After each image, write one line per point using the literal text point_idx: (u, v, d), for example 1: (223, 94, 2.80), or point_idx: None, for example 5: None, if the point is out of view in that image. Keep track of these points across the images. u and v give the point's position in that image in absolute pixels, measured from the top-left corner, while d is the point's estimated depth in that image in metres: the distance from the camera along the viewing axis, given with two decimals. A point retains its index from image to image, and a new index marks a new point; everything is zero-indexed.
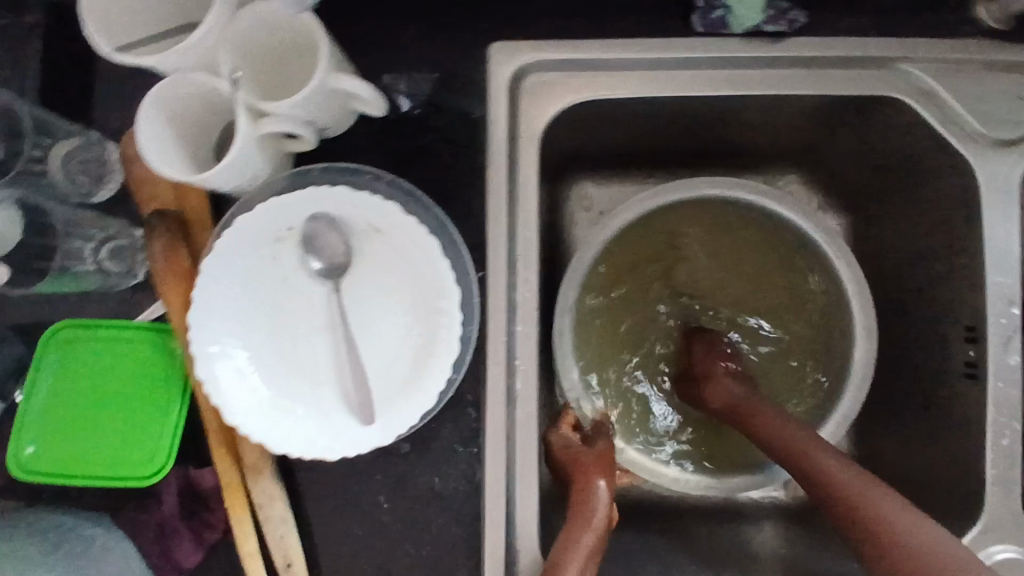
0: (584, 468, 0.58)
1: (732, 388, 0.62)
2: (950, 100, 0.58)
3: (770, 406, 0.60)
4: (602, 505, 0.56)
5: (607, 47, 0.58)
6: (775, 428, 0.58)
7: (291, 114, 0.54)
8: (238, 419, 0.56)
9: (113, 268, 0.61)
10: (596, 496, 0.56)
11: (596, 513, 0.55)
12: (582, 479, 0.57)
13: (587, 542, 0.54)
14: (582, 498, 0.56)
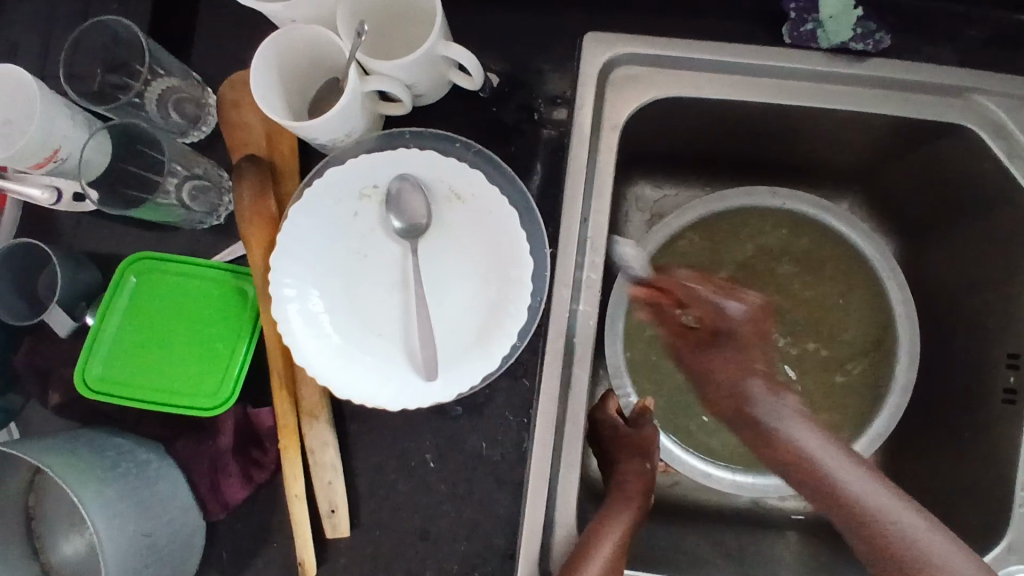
0: (630, 450, 0.62)
1: (758, 391, 0.51)
2: (1022, 136, 0.59)
3: (794, 418, 0.50)
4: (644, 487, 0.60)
5: (693, 48, 0.61)
6: (786, 443, 0.49)
7: (394, 73, 0.55)
8: (306, 359, 0.56)
9: (195, 206, 0.63)
10: (640, 478, 0.60)
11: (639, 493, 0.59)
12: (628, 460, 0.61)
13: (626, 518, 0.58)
14: (627, 478, 0.60)
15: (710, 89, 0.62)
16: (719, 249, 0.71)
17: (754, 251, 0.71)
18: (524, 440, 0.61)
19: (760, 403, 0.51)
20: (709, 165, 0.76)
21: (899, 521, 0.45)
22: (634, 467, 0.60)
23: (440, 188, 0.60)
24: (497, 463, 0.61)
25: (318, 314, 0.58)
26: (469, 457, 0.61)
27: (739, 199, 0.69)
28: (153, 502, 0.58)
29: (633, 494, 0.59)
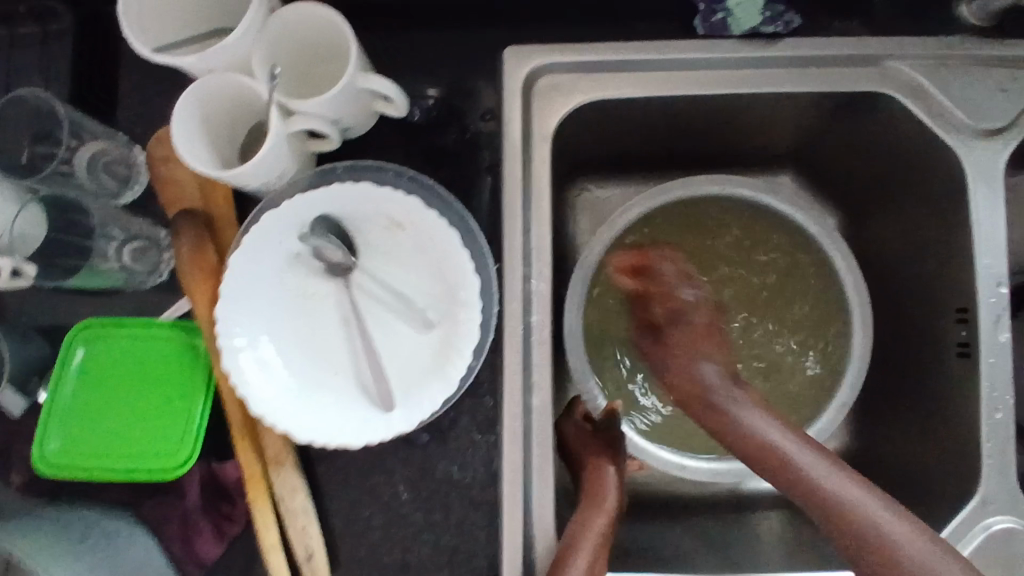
0: (595, 455, 0.64)
1: (712, 378, 0.54)
2: (939, 97, 0.61)
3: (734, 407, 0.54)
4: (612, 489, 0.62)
5: (612, 49, 0.62)
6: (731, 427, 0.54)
7: (320, 111, 0.55)
8: (264, 408, 0.56)
9: (136, 267, 0.63)
10: (607, 480, 0.62)
11: (608, 496, 0.61)
12: (594, 464, 0.63)
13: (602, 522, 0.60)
14: (595, 481, 0.63)
15: (634, 89, 0.63)
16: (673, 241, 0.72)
17: (708, 240, 0.73)
18: (494, 458, 0.61)
19: (721, 395, 0.54)
20: (648, 161, 0.77)
21: (830, 488, 0.51)
22: (601, 471, 0.63)
23: (380, 221, 0.59)
24: (470, 485, 0.61)
25: (270, 363, 0.58)
26: (441, 482, 0.61)
27: (666, 192, 0.69)
28: (128, 567, 0.57)
29: (603, 498, 0.61)
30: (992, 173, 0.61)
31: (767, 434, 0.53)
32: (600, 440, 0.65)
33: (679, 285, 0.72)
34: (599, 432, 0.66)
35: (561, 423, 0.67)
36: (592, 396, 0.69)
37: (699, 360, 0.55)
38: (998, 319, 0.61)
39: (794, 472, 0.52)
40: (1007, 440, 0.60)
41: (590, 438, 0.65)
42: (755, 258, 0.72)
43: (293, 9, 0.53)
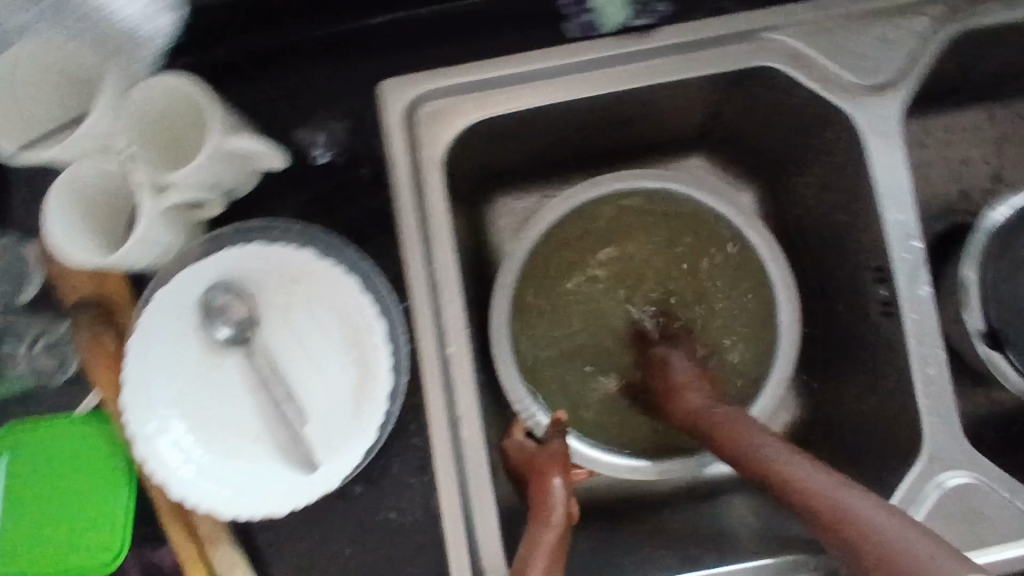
0: (541, 471, 0.62)
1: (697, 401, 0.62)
2: (822, 61, 0.60)
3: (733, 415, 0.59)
4: (558, 504, 0.59)
5: (486, 65, 0.60)
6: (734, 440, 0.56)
7: (193, 180, 0.52)
8: (186, 490, 0.56)
9: (46, 364, 0.61)
10: (552, 495, 0.59)
11: (554, 511, 0.58)
12: (539, 480, 0.61)
13: (549, 540, 0.57)
14: (540, 497, 0.60)
15: (516, 103, 0.61)
16: (589, 253, 0.72)
17: (623, 245, 0.73)
18: (431, 499, 0.61)
19: (704, 408, 0.61)
20: (558, 166, 0.76)
21: (794, 471, 0.49)
22: (546, 486, 0.60)
23: (274, 277, 0.59)
24: (411, 529, 0.61)
25: (189, 439, 0.57)
26: (382, 531, 0.61)
27: (583, 194, 0.68)
28: None
29: (548, 514, 0.58)
30: (885, 128, 0.60)
31: (744, 425, 0.57)
32: (543, 455, 0.63)
33: (600, 294, 0.73)
34: (545, 447, 0.64)
35: (506, 444, 0.66)
36: (531, 413, 0.68)
37: (688, 391, 0.63)
38: (916, 271, 0.60)
39: (760, 452, 0.53)
40: (943, 394, 0.59)
41: (534, 455, 0.63)
42: (670, 257, 0.73)
43: (150, 84, 0.51)
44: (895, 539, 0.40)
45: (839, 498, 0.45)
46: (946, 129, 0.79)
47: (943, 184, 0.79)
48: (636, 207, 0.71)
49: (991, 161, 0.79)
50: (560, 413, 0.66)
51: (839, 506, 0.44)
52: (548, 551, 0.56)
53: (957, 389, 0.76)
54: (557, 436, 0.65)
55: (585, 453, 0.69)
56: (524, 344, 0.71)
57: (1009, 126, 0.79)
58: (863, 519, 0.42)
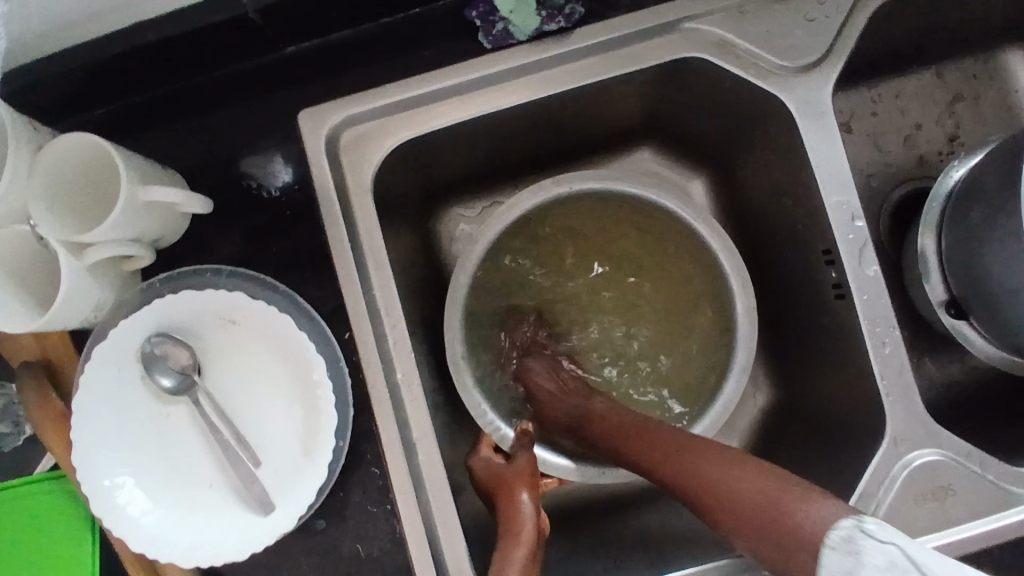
0: (509, 487, 0.60)
1: (571, 401, 0.64)
2: (746, 45, 0.59)
3: (603, 407, 0.63)
4: (528, 518, 0.57)
5: (405, 85, 0.59)
6: (597, 420, 0.62)
7: (113, 236, 0.53)
8: (144, 542, 0.55)
9: (6, 428, 0.62)
10: (522, 510, 0.57)
11: (524, 526, 0.56)
12: (507, 496, 0.59)
13: (521, 556, 0.54)
14: (510, 514, 0.57)
15: (441, 118, 0.61)
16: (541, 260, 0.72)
17: (574, 249, 0.72)
18: (395, 526, 0.60)
19: (591, 411, 0.63)
20: (503, 175, 0.74)
21: (649, 439, 0.58)
22: (515, 502, 0.58)
23: (212, 319, 0.59)
24: (380, 557, 0.60)
25: (144, 490, 0.57)
26: (349, 562, 0.61)
27: (529, 201, 0.67)
28: None
29: (519, 529, 0.56)
30: (820, 109, 0.59)
31: (646, 428, 0.59)
32: (509, 471, 0.61)
33: (555, 301, 0.72)
34: (511, 465, 0.62)
35: (472, 463, 0.64)
36: (495, 426, 0.67)
37: (563, 399, 0.64)
38: (862, 251, 0.58)
39: (650, 435, 0.58)
40: (902, 373, 0.58)
41: (502, 472, 0.61)
42: (624, 257, 0.72)
43: (65, 141, 0.51)
44: (757, 493, 0.50)
45: (701, 462, 0.54)
46: (896, 95, 0.78)
47: (898, 152, 0.78)
48: (584, 210, 0.71)
49: (946, 123, 0.78)
50: (526, 425, 0.67)
51: (697, 470, 0.54)
52: (520, 567, 0.53)
53: (929, 359, 0.75)
54: (524, 452, 0.63)
55: (551, 461, 0.67)
56: (483, 362, 0.69)
57: (959, 86, 0.78)
58: (730, 483, 0.52)
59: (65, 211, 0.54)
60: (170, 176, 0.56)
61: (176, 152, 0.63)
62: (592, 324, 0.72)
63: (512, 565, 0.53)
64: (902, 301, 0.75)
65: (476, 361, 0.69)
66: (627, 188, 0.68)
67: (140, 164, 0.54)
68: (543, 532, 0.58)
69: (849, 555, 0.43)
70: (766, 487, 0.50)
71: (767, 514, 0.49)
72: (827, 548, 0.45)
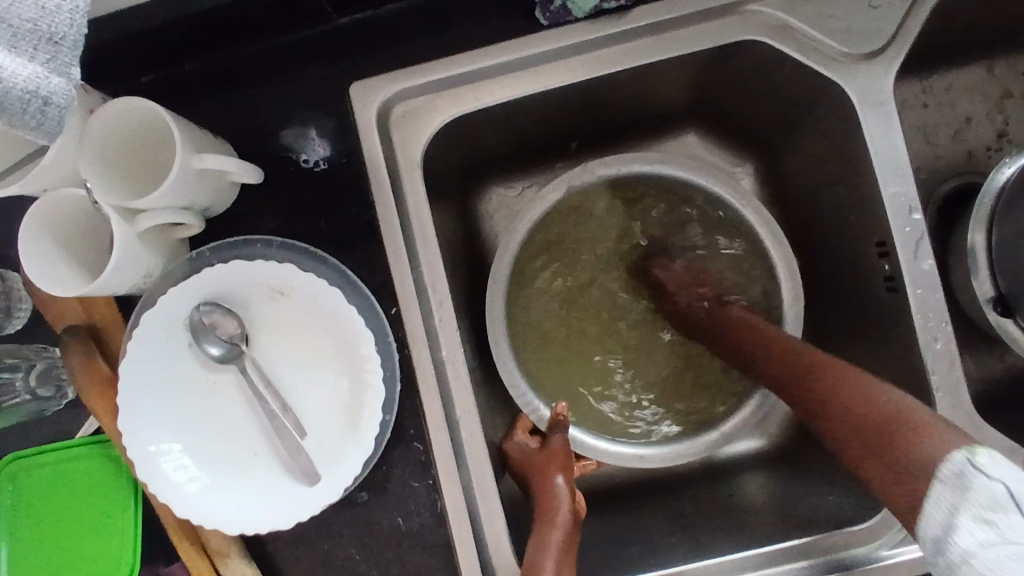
0: (544, 469, 0.59)
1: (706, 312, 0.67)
2: (806, 31, 0.58)
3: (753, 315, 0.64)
4: (563, 501, 0.56)
5: (458, 60, 0.59)
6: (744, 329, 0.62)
7: (165, 204, 0.53)
8: (190, 510, 0.56)
9: (44, 393, 0.62)
10: (556, 493, 0.56)
11: (560, 508, 0.55)
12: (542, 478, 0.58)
13: (556, 538, 0.53)
14: (547, 496, 0.56)
15: (491, 96, 0.60)
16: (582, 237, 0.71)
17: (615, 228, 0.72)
18: (436, 501, 0.61)
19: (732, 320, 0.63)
20: (546, 155, 0.74)
21: (800, 349, 0.56)
22: (549, 484, 0.57)
23: (260, 290, 0.58)
24: (419, 532, 0.61)
25: (192, 457, 0.57)
26: (390, 535, 0.61)
27: (577, 180, 0.67)
28: None
29: (554, 511, 0.55)
30: (880, 97, 0.58)
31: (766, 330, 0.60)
32: (543, 454, 0.61)
33: (594, 282, 0.72)
34: (545, 447, 0.62)
35: (507, 446, 0.64)
36: (534, 406, 0.66)
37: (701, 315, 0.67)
38: (918, 243, 0.58)
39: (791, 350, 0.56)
40: (953, 367, 0.57)
41: (536, 456, 0.61)
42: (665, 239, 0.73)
43: (119, 105, 0.51)
44: (886, 410, 0.45)
45: (838, 371, 0.51)
46: (948, 87, 0.77)
47: (946, 145, 0.77)
48: (630, 189, 0.70)
49: (995, 118, 0.77)
50: (561, 409, 0.64)
51: (841, 379, 0.50)
52: (555, 551, 0.52)
53: (968, 355, 0.74)
54: (560, 433, 0.63)
55: (585, 441, 0.67)
56: (522, 339, 0.69)
57: (1010, 81, 0.77)
58: (865, 389, 0.48)
59: (116, 177, 0.54)
60: (222, 144, 0.56)
61: (224, 120, 0.62)
62: (630, 306, 0.73)
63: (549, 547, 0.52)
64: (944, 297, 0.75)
65: (516, 338, 0.69)
66: (669, 170, 0.67)
67: (194, 132, 0.54)
68: (579, 513, 0.57)
69: (958, 491, 0.38)
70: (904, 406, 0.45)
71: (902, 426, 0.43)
72: (937, 480, 0.40)
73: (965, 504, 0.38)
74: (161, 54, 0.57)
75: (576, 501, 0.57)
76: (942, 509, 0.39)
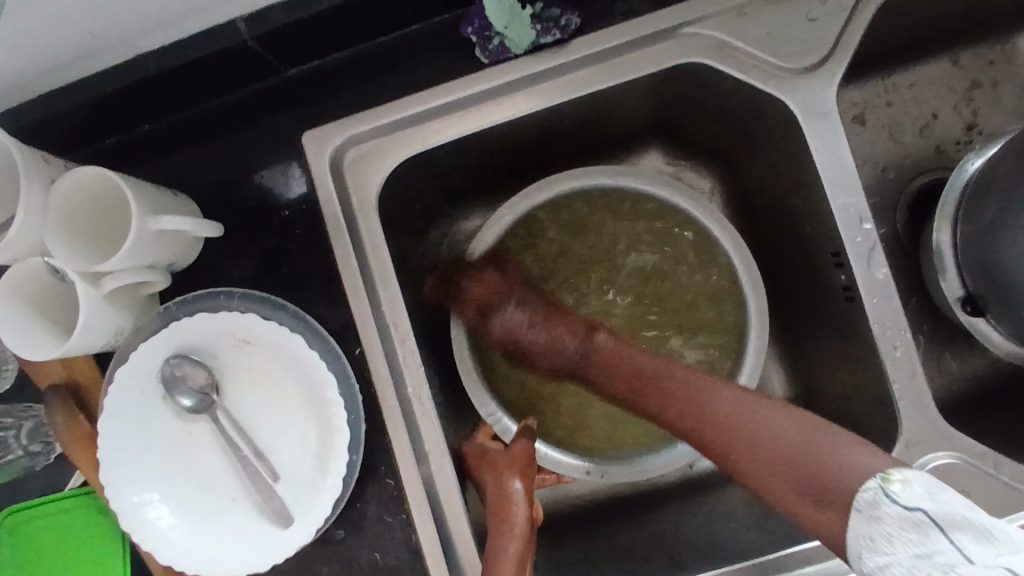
0: (499, 471, 0.61)
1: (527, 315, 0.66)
2: (746, 48, 0.58)
3: (592, 348, 0.64)
4: (522, 510, 0.59)
5: (401, 105, 0.59)
6: (613, 369, 0.63)
7: (126, 266, 0.54)
8: (171, 556, 0.58)
9: (34, 449, 0.64)
10: (514, 500, 0.59)
11: (518, 517, 0.58)
12: (500, 479, 0.61)
13: (513, 546, 0.55)
14: (505, 500, 0.59)
15: (440, 136, 0.61)
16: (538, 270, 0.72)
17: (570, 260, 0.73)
18: (411, 536, 0.62)
19: (593, 343, 0.64)
20: (510, 182, 0.74)
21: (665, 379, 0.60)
22: (508, 489, 0.59)
23: (225, 339, 0.61)
24: (396, 566, 0.62)
25: (171, 506, 0.59)
26: (368, 569, 0.62)
27: (543, 193, 0.67)
28: None
29: (513, 520, 0.57)
30: (824, 109, 0.59)
31: (612, 355, 0.63)
32: (502, 456, 0.63)
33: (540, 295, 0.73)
34: (508, 450, 0.63)
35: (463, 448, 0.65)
36: (497, 417, 0.67)
37: (523, 327, 0.66)
38: (871, 253, 0.58)
39: (723, 421, 0.55)
40: (915, 373, 0.57)
41: (497, 456, 0.62)
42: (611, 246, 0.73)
43: (76, 175, 0.53)
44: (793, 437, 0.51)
45: (704, 414, 0.56)
46: (911, 84, 0.76)
47: (913, 143, 0.76)
48: (579, 203, 0.70)
49: (962, 111, 0.77)
50: (530, 420, 0.66)
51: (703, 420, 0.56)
52: (516, 557, 0.55)
53: (949, 353, 0.74)
54: (523, 440, 0.64)
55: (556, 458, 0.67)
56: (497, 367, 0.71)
57: (976, 72, 0.76)
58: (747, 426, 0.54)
59: (79, 242, 0.56)
60: (179, 203, 0.58)
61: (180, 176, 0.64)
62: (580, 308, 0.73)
63: (508, 555, 0.54)
64: (917, 297, 0.74)
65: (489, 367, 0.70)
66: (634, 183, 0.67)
67: (149, 193, 0.56)
68: (534, 519, 0.60)
69: (873, 523, 0.43)
70: (796, 439, 0.51)
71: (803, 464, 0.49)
72: (855, 510, 0.45)
73: (894, 550, 0.41)
74: (114, 119, 0.59)
75: (532, 509, 0.60)
76: (870, 543, 0.43)
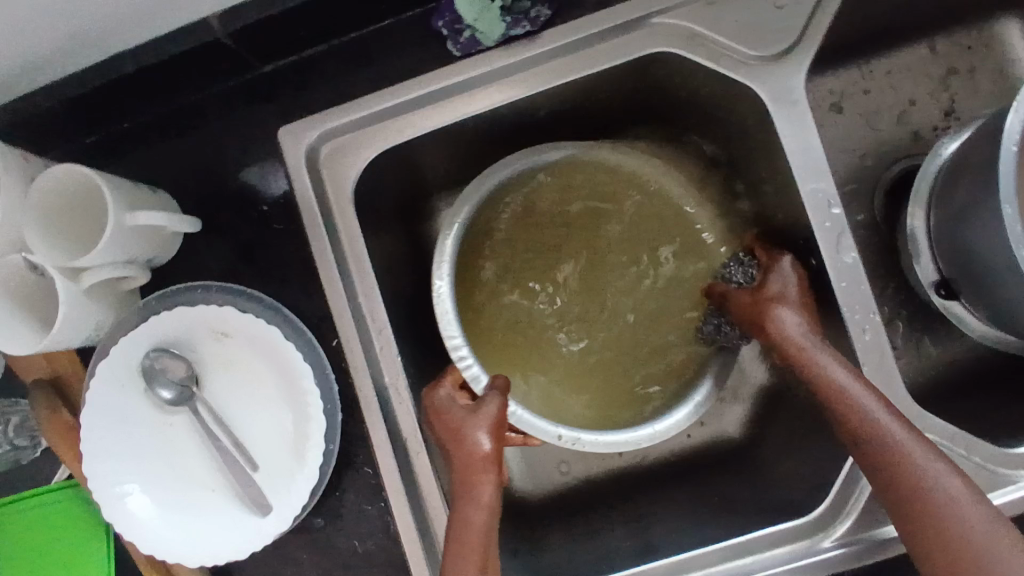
0: (462, 433, 0.60)
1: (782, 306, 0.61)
2: (715, 37, 0.59)
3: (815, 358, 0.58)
4: (491, 482, 0.59)
5: (374, 99, 0.60)
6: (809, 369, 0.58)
7: (105, 261, 0.55)
8: (154, 545, 0.59)
9: (21, 443, 0.66)
10: (484, 471, 0.59)
11: (486, 490, 0.58)
12: (462, 443, 0.60)
13: (478, 518, 0.56)
14: (472, 468, 0.59)
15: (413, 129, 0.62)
16: (536, 230, 0.72)
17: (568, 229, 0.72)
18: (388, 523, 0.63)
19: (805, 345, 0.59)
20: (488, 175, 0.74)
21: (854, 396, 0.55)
22: (477, 455, 0.59)
23: (203, 331, 0.61)
24: (374, 552, 0.63)
25: (153, 497, 0.60)
26: (347, 556, 0.64)
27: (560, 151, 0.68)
28: None
29: (480, 491, 0.58)
30: (792, 97, 0.59)
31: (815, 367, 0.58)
32: (465, 415, 0.61)
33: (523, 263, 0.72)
34: (477, 408, 0.61)
35: (430, 395, 0.63)
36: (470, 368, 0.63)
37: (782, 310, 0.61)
38: (840, 239, 0.58)
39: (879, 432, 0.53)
40: (885, 357, 0.58)
41: (460, 417, 0.61)
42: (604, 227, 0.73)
43: (53, 172, 0.54)
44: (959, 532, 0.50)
45: (885, 428, 0.53)
46: (888, 70, 0.76)
47: (890, 129, 0.76)
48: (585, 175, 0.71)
49: (940, 98, 0.77)
50: (502, 376, 0.64)
51: (882, 443, 0.53)
52: (480, 536, 0.56)
53: (928, 339, 0.74)
54: (494, 398, 0.62)
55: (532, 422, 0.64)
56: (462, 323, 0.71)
57: (953, 58, 0.77)
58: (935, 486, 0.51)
59: (59, 239, 0.57)
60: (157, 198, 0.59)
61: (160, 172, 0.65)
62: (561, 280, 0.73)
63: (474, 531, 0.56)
64: (895, 284, 0.75)
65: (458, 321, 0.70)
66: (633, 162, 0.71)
67: (126, 189, 0.57)
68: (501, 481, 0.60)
69: None
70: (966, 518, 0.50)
71: (934, 511, 0.51)
72: None
73: None
74: (94, 116, 0.60)
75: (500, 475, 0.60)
76: None
